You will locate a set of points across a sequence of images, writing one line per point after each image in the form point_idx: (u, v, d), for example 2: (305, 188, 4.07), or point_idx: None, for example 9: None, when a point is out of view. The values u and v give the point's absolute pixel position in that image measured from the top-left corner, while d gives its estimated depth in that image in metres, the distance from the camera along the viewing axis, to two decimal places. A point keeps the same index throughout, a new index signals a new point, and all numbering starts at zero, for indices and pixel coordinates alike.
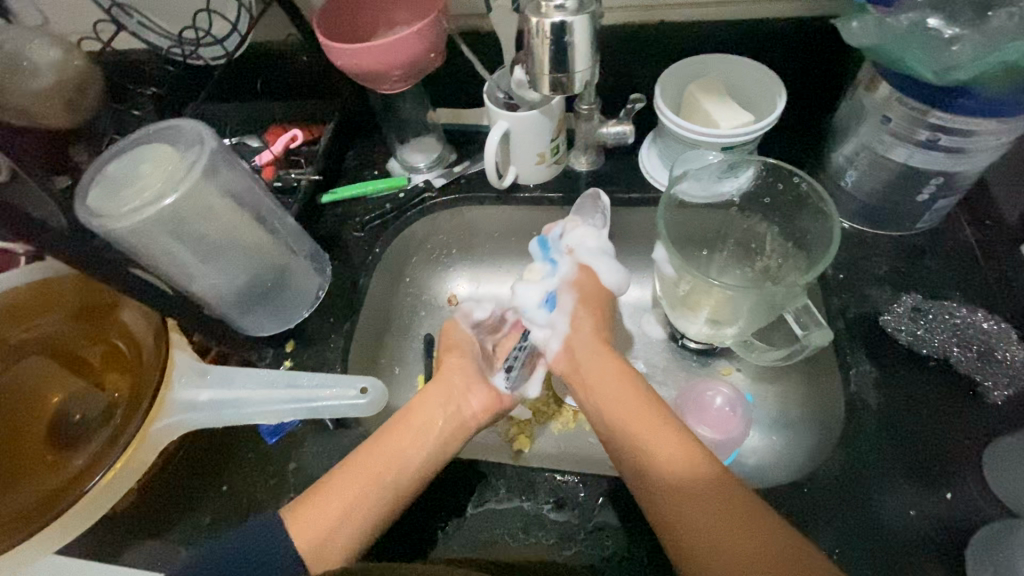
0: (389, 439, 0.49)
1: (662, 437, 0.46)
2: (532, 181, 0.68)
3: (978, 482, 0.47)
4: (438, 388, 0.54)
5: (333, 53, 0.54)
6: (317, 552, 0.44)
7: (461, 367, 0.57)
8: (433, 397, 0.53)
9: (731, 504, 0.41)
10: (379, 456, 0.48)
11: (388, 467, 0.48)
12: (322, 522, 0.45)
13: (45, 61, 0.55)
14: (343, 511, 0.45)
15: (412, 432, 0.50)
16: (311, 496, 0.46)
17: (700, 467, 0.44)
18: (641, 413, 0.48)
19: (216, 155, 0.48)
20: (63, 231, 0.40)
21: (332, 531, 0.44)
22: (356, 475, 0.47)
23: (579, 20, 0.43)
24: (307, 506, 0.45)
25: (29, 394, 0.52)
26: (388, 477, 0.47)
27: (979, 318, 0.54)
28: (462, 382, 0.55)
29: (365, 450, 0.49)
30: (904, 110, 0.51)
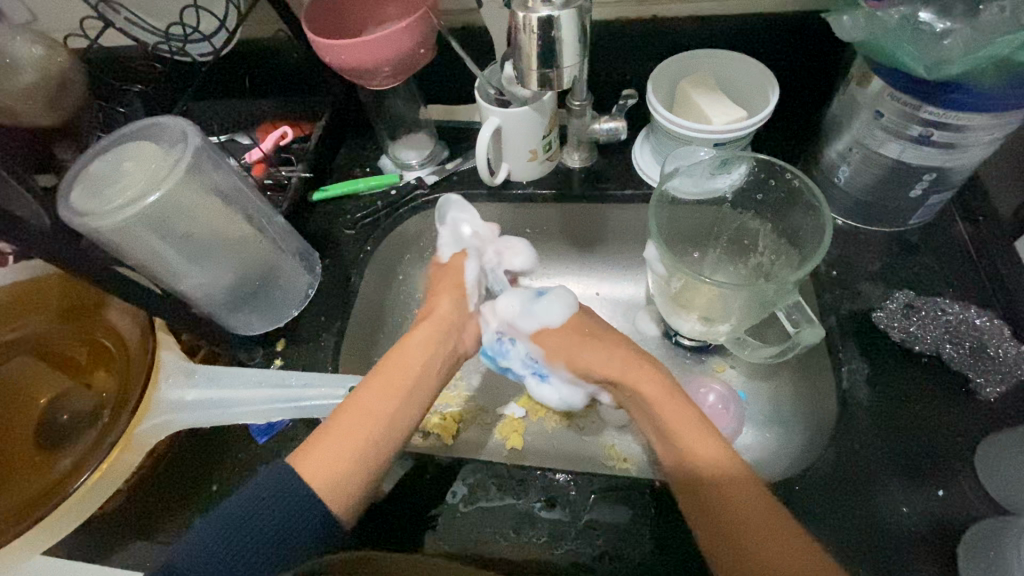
0: (387, 379, 0.47)
1: (701, 440, 0.44)
2: (524, 178, 0.68)
3: (970, 479, 0.47)
4: (432, 329, 0.51)
5: (321, 49, 0.53)
6: (329, 491, 0.41)
7: (453, 308, 0.53)
8: (428, 337, 0.51)
9: (761, 509, 0.40)
10: (382, 395, 0.46)
11: (389, 406, 0.46)
12: (337, 463, 0.42)
13: (29, 57, 0.54)
14: (350, 452, 0.43)
15: (411, 373, 0.48)
16: (315, 438, 0.43)
17: (734, 466, 0.42)
18: (672, 404, 0.47)
19: (201, 153, 0.48)
20: (45, 230, 0.39)
21: (344, 471, 0.42)
22: (363, 414, 0.45)
23: (566, 15, 0.42)
24: (316, 444, 0.43)
25: (17, 395, 0.51)
26: (390, 417, 0.45)
27: (972, 314, 0.54)
28: (449, 322, 0.52)
29: (366, 390, 0.46)
30: (896, 105, 0.50)
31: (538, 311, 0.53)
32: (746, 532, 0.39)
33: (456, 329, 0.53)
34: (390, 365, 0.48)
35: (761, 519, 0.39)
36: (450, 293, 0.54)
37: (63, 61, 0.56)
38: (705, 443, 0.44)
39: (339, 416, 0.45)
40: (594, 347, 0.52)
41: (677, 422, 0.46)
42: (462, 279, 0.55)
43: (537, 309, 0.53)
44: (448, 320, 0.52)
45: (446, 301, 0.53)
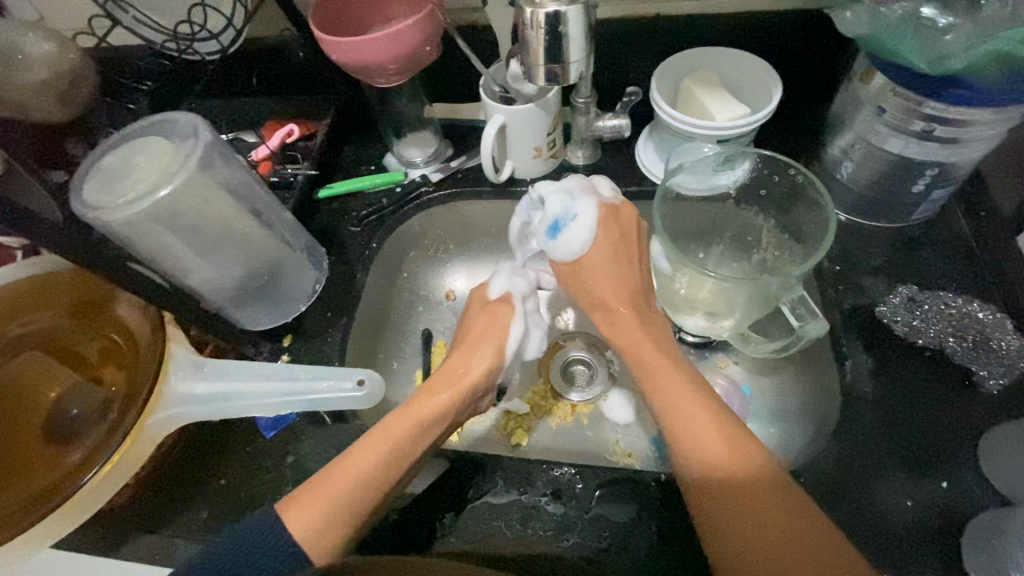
0: (399, 445, 0.46)
1: (710, 437, 0.44)
2: (528, 175, 0.68)
3: (974, 470, 0.48)
4: (459, 397, 0.50)
5: (327, 47, 0.54)
6: (318, 545, 0.42)
7: (486, 368, 0.51)
8: (450, 404, 0.49)
9: (772, 508, 0.41)
10: (384, 460, 0.45)
11: (393, 472, 0.45)
12: (328, 523, 0.42)
13: (40, 55, 0.54)
14: (343, 513, 0.43)
15: (417, 440, 0.47)
16: (308, 492, 0.43)
17: (752, 471, 0.43)
18: (696, 408, 0.46)
19: (211, 148, 0.48)
20: (58, 224, 0.40)
21: (339, 527, 0.43)
22: (357, 473, 0.44)
23: (573, 11, 0.42)
24: (308, 501, 0.43)
25: (26, 390, 0.51)
26: (389, 481, 0.45)
27: (974, 308, 0.54)
28: (472, 387, 0.51)
29: (368, 450, 0.45)
30: (898, 100, 0.51)
31: (556, 240, 0.53)
32: (749, 526, 0.40)
33: (476, 394, 0.52)
34: (400, 424, 0.47)
35: (772, 521, 0.40)
36: (489, 350, 0.52)
37: (73, 58, 0.56)
38: (709, 441, 0.44)
39: (335, 471, 0.44)
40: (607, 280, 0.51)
41: (691, 416, 0.45)
42: (505, 342, 0.53)
43: (554, 239, 0.53)
44: (474, 386, 0.51)
45: (484, 363, 0.52)
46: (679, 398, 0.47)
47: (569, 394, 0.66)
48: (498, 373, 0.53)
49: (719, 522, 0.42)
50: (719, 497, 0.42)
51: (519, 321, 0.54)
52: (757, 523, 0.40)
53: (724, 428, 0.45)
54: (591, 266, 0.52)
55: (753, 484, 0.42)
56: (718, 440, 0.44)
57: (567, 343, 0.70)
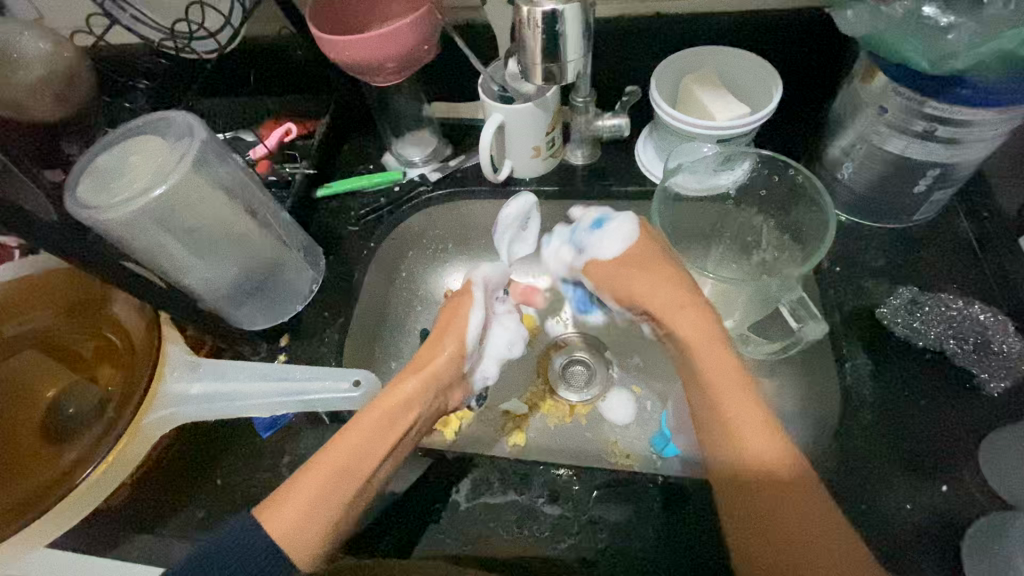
0: (368, 437, 0.46)
1: (756, 434, 0.43)
2: (527, 174, 0.68)
3: (974, 474, 0.47)
4: (423, 386, 0.49)
5: (325, 46, 0.54)
6: (297, 543, 0.42)
7: (450, 357, 0.51)
8: (417, 393, 0.49)
9: (805, 509, 0.40)
10: (358, 454, 0.45)
11: (365, 466, 0.45)
12: (303, 519, 0.42)
13: (36, 53, 0.54)
14: (320, 509, 0.43)
15: (386, 433, 0.47)
16: (285, 491, 0.43)
17: (794, 470, 0.42)
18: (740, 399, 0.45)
19: (207, 147, 0.48)
20: (52, 223, 0.40)
21: (316, 524, 0.42)
22: (333, 465, 0.44)
23: (570, 10, 0.42)
24: (285, 500, 0.43)
25: (22, 389, 0.52)
26: (363, 476, 0.45)
27: (976, 310, 0.53)
28: (440, 378, 0.50)
29: (342, 446, 0.45)
30: (900, 100, 0.50)
31: (595, 237, 0.52)
32: (788, 528, 0.40)
33: (444, 386, 0.51)
34: (373, 412, 0.47)
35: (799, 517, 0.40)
36: (451, 342, 0.51)
37: (69, 57, 0.56)
38: (759, 438, 0.43)
39: (311, 468, 0.44)
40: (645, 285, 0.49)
41: (739, 412, 0.44)
42: (465, 330, 0.51)
43: (593, 235, 0.52)
44: (438, 376, 0.50)
45: (448, 353, 0.51)
46: (738, 396, 0.45)
47: (568, 395, 0.66)
48: (462, 364, 0.51)
49: (756, 518, 0.41)
50: (751, 492, 0.42)
51: (479, 310, 0.52)
52: (790, 517, 0.40)
53: (773, 429, 0.43)
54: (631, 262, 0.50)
55: (791, 482, 0.41)
56: (756, 434, 0.43)
57: (566, 344, 0.70)
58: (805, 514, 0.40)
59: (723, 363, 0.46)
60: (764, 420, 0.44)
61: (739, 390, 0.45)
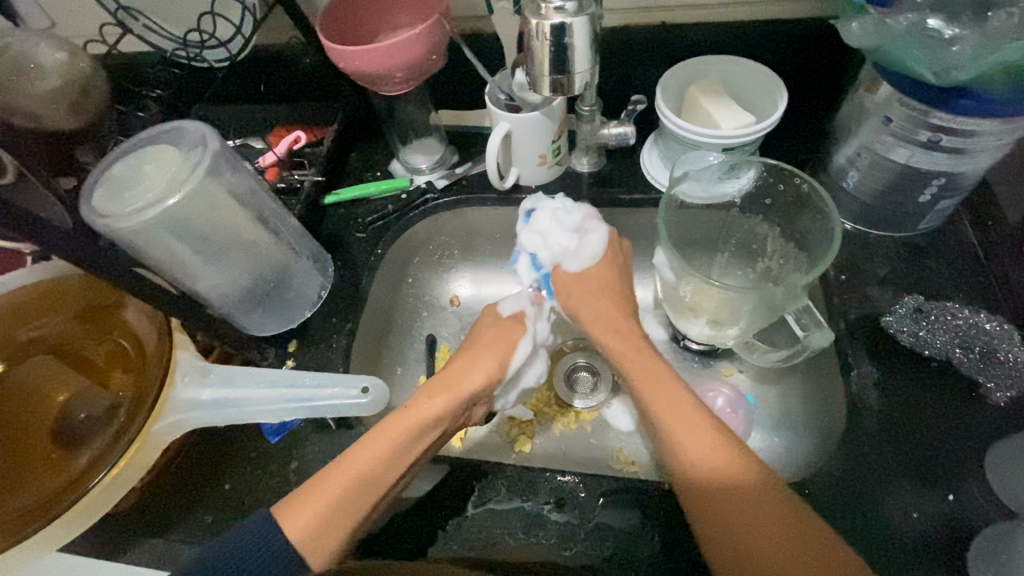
0: (391, 449, 0.46)
1: (694, 437, 0.45)
2: (532, 182, 0.68)
3: (980, 483, 0.47)
4: (455, 404, 0.50)
5: (335, 56, 0.55)
6: (314, 547, 0.42)
7: (488, 378, 0.52)
8: (445, 409, 0.49)
9: (748, 509, 0.41)
10: (380, 462, 0.45)
11: (385, 474, 0.45)
12: (326, 523, 0.42)
13: (52, 63, 0.55)
14: (338, 515, 0.43)
15: (410, 444, 0.47)
16: (305, 494, 0.43)
17: (742, 473, 0.43)
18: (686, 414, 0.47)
19: (219, 156, 0.49)
20: (69, 231, 0.40)
21: (335, 527, 0.43)
22: (358, 470, 0.44)
23: (578, 22, 0.43)
24: (305, 504, 0.43)
25: (34, 393, 0.52)
26: (383, 484, 0.45)
27: (981, 318, 0.54)
28: (471, 396, 0.51)
29: (368, 454, 0.45)
30: (904, 110, 0.51)
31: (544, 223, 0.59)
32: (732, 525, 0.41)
33: (472, 405, 0.52)
34: (396, 426, 0.47)
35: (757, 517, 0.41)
36: (491, 361, 0.52)
37: (84, 66, 0.57)
38: (697, 442, 0.45)
39: (332, 474, 0.44)
40: (603, 301, 0.55)
41: (674, 416, 0.46)
42: (510, 355, 0.53)
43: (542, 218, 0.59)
44: (473, 397, 0.51)
45: (487, 372, 0.52)
46: (672, 404, 0.47)
47: (574, 402, 0.66)
48: (497, 386, 0.53)
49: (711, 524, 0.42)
50: (708, 498, 0.43)
51: (528, 338, 0.55)
52: (736, 520, 0.41)
53: (722, 435, 0.45)
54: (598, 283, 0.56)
55: (730, 482, 0.43)
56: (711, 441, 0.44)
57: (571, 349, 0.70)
58: (765, 513, 0.41)
59: (659, 378, 0.50)
60: (704, 427, 0.45)
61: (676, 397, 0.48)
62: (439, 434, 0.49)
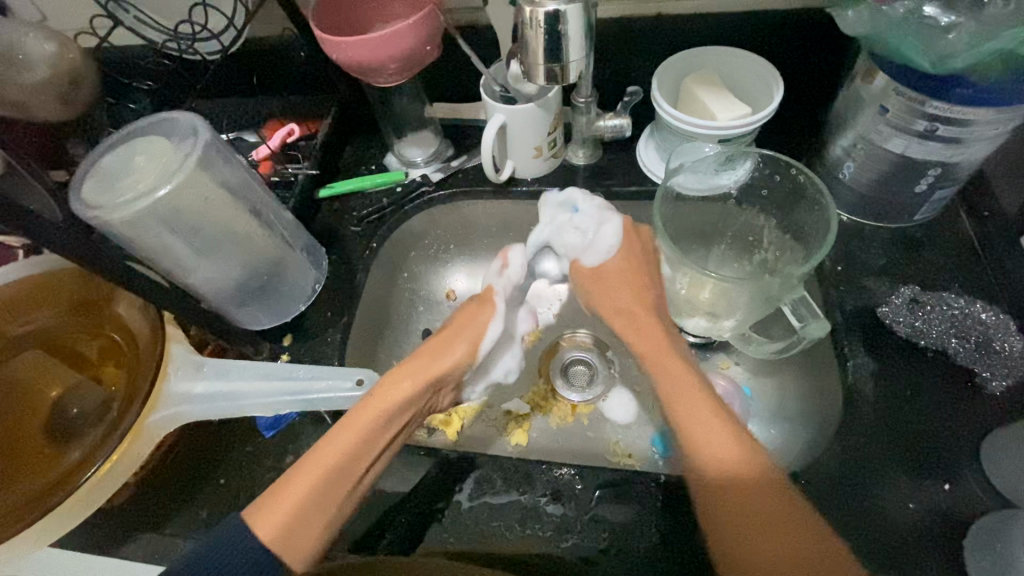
0: (360, 438, 0.45)
1: (715, 437, 0.43)
2: (528, 175, 0.68)
3: (975, 473, 0.47)
4: (424, 386, 0.49)
5: (329, 46, 0.54)
6: (289, 546, 0.41)
7: (458, 362, 0.50)
8: (413, 394, 0.48)
9: (781, 515, 0.40)
10: (353, 451, 0.45)
11: (354, 466, 0.45)
12: (306, 514, 0.42)
13: (41, 54, 0.54)
14: (317, 505, 0.43)
15: (379, 433, 0.47)
16: (276, 492, 0.43)
17: (761, 476, 0.42)
18: (700, 408, 0.45)
19: (210, 147, 0.48)
20: (59, 223, 0.40)
21: (316, 516, 0.43)
22: (336, 454, 0.44)
23: (573, 10, 0.42)
24: (276, 501, 0.42)
25: (26, 388, 0.52)
26: (353, 475, 0.45)
27: (977, 308, 0.54)
28: (437, 379, 0.50)
29: (336, 444, 0.44)
30: (901, 100, 0.50)
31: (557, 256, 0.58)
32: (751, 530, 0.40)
33: (440, 386, 0.51)
34: (370, 412, 0.46)
35: (775, 526, 0.40)
36: (462, 346, 0.51)
37: (73, 57, 0.56)
38: (720, 443, 0.43)
39: (303, 469, 0.44)
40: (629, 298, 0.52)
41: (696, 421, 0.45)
42: (480, 338, 0.51)
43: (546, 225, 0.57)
44: (440, 380, 0.50)
45: (458, 357, 0.51)
46: (696, 406, 0.45)
47: (569, 394, 0.66)
48: (466, 370, 0.51)
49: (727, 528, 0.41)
50: (727, 499, 0.42)
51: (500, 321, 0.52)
52: (759, 529, 0.40)
53: (736, 433, 0.44)
54: (616, 275, 0.53)
55: (752, 483, 0.42)
56: (727, 441, 0.43)
57: (568, 344, 0.70)
58: (785, 522, 0.40)
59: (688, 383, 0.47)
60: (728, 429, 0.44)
61: (693, 396, 0.46)
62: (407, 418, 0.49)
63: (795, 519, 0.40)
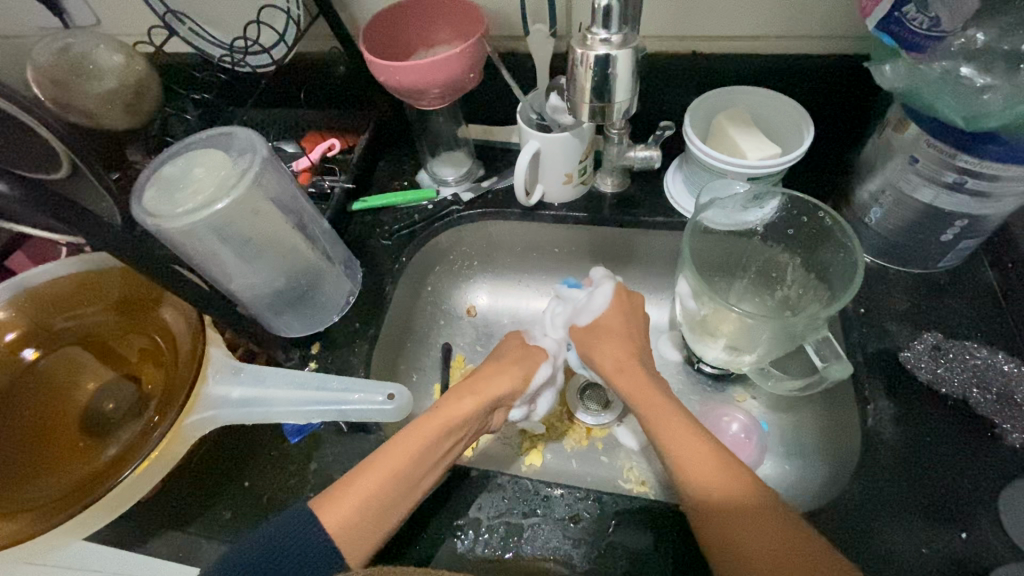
0: (422, 444, 0.48)
1: (695, 450, 0.47)
2: (557, 200, 0.70)
3: (993, 523, 0.47)
4: (480, 407, 0.53)
5: (376, 69, 0.56)
6: (349, 542, 0.44)
7: (511, 388, 0.55)
8: (472, 412, 0.52)
9: (764, 526, 0.42)
10: (412, 461, 0.48)
11: (415, 470, 0.48)
12: (362, 515, 0.44)
13: (109, 65, 0.59)
14: (374, 508, 0.45)
15: (437, 443, 0.49)
16: (342, 488, 0.46)
17: (744, 492, 0.44)
18: (682, 430, 0.49)
19: (266, 162, 0.50)
20: (121, 229, 0.41)
21: (374, 517, 0.45)
22: (397, 462, 0.47)
23: (623, 55, 0.44)
24: (343, 497, 0.45)
25: (64, 381, 0.54)
26: (414, 480, 0.47)
27: (999, 359, 0.54)
28: (493, 402, 0.54)
29: (401, 449, 0.48)
30: (931, 151, 0.51)
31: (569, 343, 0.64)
32: (744, 540, 0.42)
33: (496, 407, 0.55)
34: (427, 425, 0.50)
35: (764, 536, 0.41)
36: (515, 374, 0.56)
37: (138, 68, 0.60)
38: (706, 463, 0.46)
39: (366, 471, 0.46)
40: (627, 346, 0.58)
41: (681, 441, 0.48)
42: (533, 372, 0.57)
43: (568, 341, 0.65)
44: (496, 401, 0.54)
45: (512, 382, 0.55)
46: (680, 429, 0.49)
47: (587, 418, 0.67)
48: (517, 396, 0.56)
49: (723, 540, 0.43)
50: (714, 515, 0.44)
51: (549, 363, 0.59)
52: (748, 538, 0.42)
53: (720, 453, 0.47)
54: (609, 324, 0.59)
55: (741, 499, 0.44)
56: (714, 462, 0.46)
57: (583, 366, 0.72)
58: (771, 531, 0.41)
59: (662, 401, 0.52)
60: (716, 454, 0.47)
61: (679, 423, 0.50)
62: (461, 436, 0.51)
63: (784, 536, 0.41)
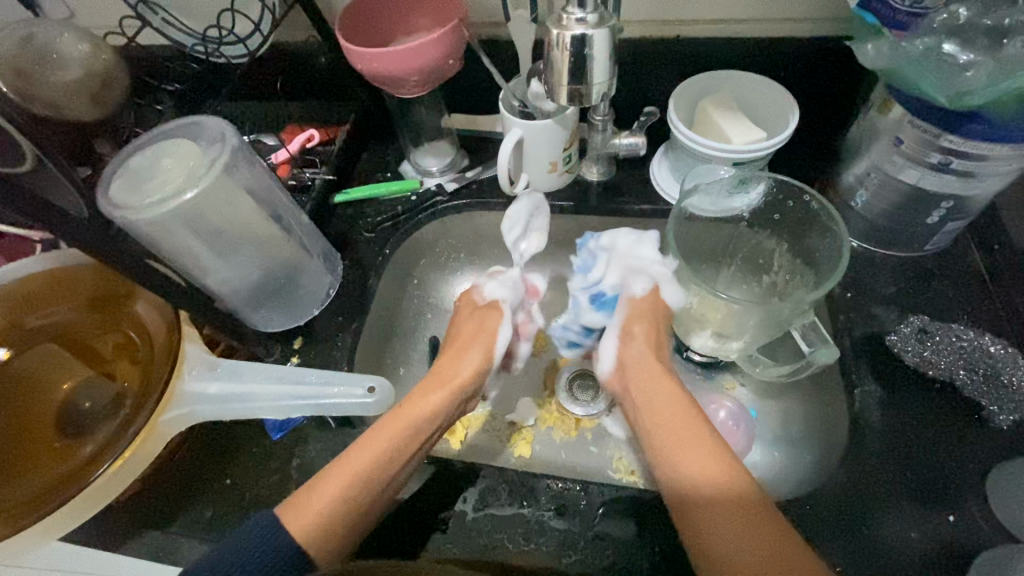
0: (389, 444, 0.47)
1: (689, 449, 0.44)
2: (542, 189, 0.68)
3: (980, 506, 0.47)
4: (450, 397, 0.51)
5: (352, 57, 0.55)
6: (315, 546, 0.42)
7: (474, 371, 0.53)
8: (442, 404, 0.51)
9: (758, 522, 0.39)
10: (378, 462, 0.46)
11: (383, 472, 0.46)
12: (325, 522, 0.43)
13: (75, 55, 0.57)
14: (340, 512, 0.44)
15: (400, 444, 0.48)
16: (308, 494, 0.44)
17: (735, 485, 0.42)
18: (680, 422, 0.46)
19: (237, 152, 0.49)
20: (87, 221, 0.40)
21: (334, 523, 0.43)
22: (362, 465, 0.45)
23: (599, 34, 0.43)
24: (306, 502, 0.43)
25: (36, 381, 0.52)
26: (383, 481, 0.46)
27: (986, 341, 0.54)
28: (461, 389, 0.53)
29: (366, 452, 0.46)
30: (915, 132, 0.51)
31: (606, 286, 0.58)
32: (724, 532, 0.40)
33: (464, 396, 0.53)
34: (390, 425, 0.48)
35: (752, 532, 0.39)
36: (476, 354, 0.54)
37: (105, 59, 0.59)
38: (705, 459, 0.43)
39: (330, 475, 0.45)
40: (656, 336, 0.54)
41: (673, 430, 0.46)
42: (492, 345, 0.55)
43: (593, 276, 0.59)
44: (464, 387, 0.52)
45: (474, 363, 0.54)
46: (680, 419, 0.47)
47: (576, 409, 0.66)
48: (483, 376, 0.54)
49: (703, 536, 0.41)
50: (700, 511, 0.42)
51: (506, 323, 0.57)
52: (728, 531, 0.40)
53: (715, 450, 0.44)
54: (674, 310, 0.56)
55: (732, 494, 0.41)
56: (710, 456, 0.44)
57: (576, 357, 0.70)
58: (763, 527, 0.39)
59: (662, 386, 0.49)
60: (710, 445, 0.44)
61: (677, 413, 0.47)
62: (429, 432, 0.50)
63: (774, 534, 0.39)
